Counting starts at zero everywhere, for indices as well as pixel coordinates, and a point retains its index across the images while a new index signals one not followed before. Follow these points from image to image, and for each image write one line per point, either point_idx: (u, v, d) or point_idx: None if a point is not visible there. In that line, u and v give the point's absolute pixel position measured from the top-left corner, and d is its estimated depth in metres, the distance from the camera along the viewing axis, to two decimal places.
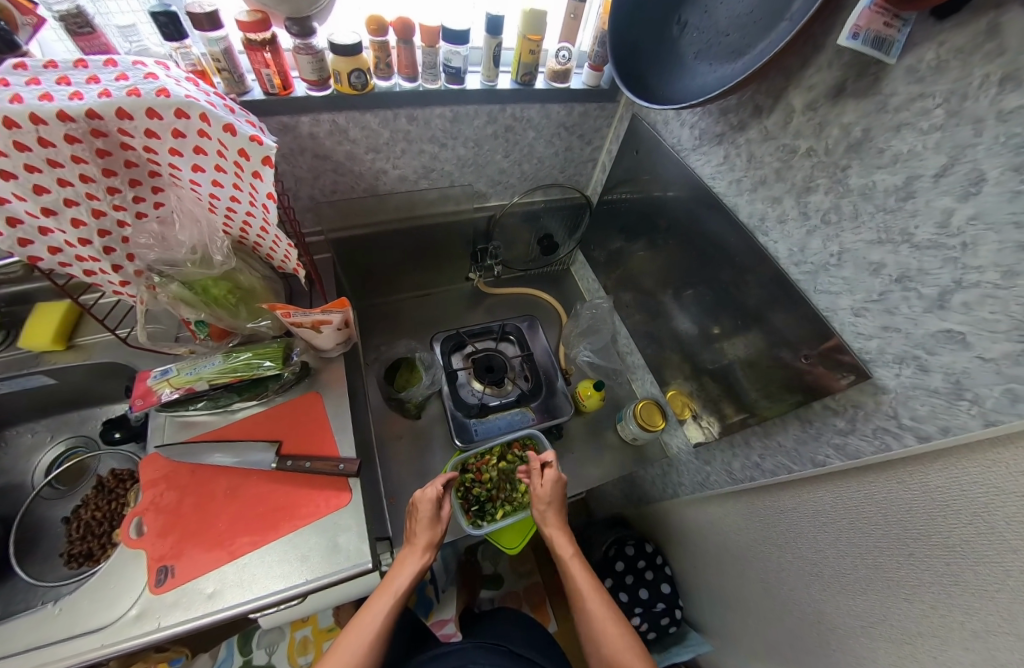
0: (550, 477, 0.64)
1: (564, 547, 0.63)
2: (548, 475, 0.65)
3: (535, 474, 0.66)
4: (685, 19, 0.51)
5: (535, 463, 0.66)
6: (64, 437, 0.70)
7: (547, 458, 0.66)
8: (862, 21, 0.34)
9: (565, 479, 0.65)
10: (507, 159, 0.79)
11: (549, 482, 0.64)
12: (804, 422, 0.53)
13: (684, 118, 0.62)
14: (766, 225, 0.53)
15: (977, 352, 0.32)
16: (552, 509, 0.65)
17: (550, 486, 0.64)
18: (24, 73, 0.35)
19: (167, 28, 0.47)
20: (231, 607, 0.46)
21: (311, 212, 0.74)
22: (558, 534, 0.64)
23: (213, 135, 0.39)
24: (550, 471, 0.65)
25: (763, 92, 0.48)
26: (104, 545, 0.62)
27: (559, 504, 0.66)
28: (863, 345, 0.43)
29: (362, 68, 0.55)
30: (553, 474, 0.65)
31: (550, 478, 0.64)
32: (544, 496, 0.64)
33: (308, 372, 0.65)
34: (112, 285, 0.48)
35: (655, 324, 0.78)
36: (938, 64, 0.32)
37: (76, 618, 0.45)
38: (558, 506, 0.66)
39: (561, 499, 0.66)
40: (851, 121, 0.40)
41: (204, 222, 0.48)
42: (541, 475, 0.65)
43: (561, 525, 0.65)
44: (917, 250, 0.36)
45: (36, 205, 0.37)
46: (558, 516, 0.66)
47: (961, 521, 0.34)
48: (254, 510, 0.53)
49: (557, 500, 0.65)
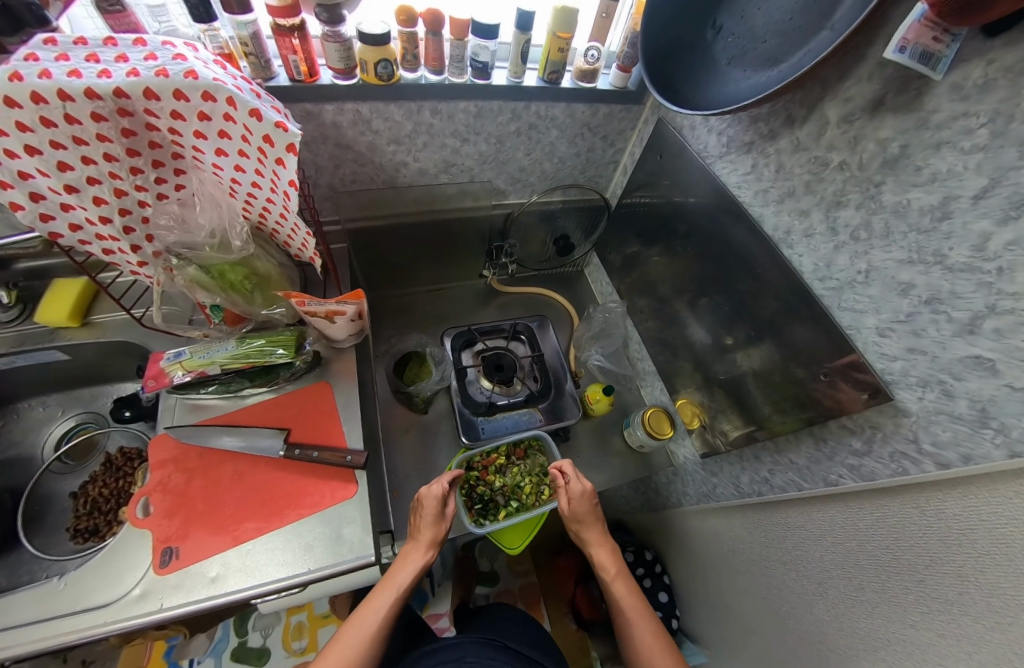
0: (578, 492, 0.62)
1: (607, 560, 0.63)
2: (579, 489, 0.63)
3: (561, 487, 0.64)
4: (720, 23, 0.50)
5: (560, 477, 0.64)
6: (74, 412, 0.71)
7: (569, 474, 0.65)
8: (911, 34, 0.33)
9: (597, 494, 0.63)
10: (528, 158, 0.78)
11: (580, 496, 0.62)
12: (817, 440, 0.52)
13: (712, 125, 0.61)
14: (792, 238, 0.52)
15: (1007, 381, 0.32)
16: (591, 522, 0.63)
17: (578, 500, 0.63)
18: (54, 48, 0.34)
19: (198, 9, 0.47)
20: (233, 592, 0.47)
21: (329, 201, 0.74)
22: (601, 546, 0.63)
23: (239, 119, 0.39)
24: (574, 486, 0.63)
25: (798, 102, 0.47)
26: (110, 522, 0.63)
27: (598, 516, 0.64)
28: (886, 366, 0.42)
29: (390, 59, 0.55)
30: (583, 490, 0.63)
31: (580, 494, 0.63)
32: (579, 511, 0.63)
33: (319, 362, 0.65)
34: (130, 266, 0.48)
35: (668, 331, 0.77)
36: (985, 82, 0.31)
37: (80, 592, 0.45)
38: (598, 519, 0.64)
39: (597, 512, 0.64)
40: (888, 136, 0.39)
41: (224, 207, 0.48)
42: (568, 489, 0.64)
43: (603, 538, 0.64)
44: (950, 272, 0.35)
45: (59, 182, 0.37)
46: (599, 528, 0.64)
47: (976, 551, 0.33)
48: (259, 496, 0.53)
49: (593, 515, 0.63)
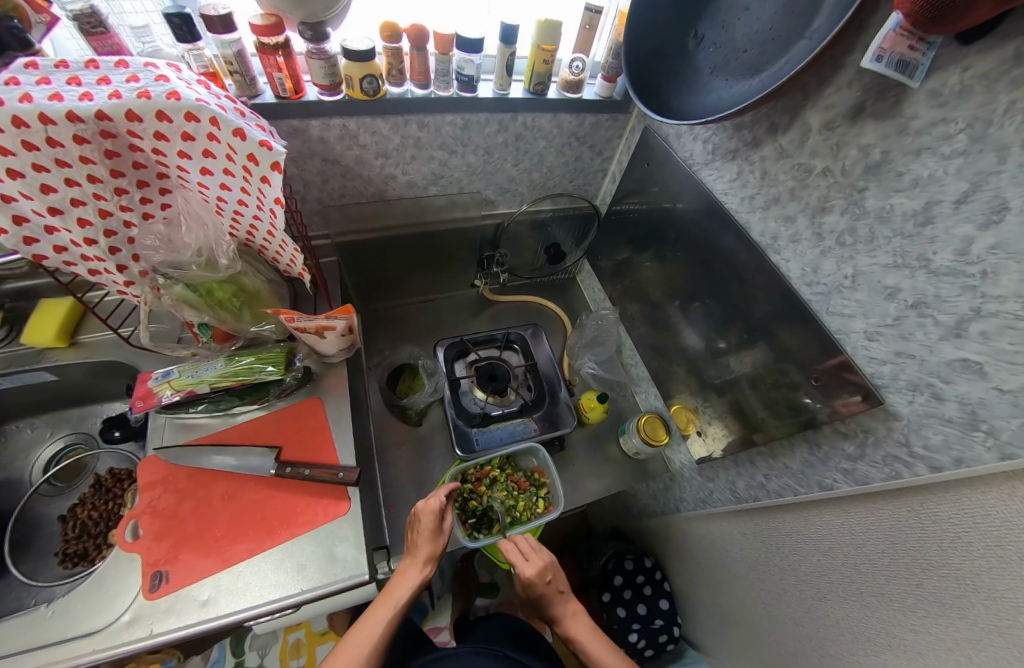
0: (531, 574, 0.59)
1: (576, 626, 0.62)
2: (531, 567, 0.60)
3: (518, 561, 0.61)
4: (701, 33, 0.51)
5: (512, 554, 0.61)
6: (64, 433, 0.70)
7: (521, 550, 0.61)
8: (887, 43, 0.34)
9: (554, 566, 0.61)
10: (517, 168, 0.79)
11: (535, 577, 0.59)
12: (811, 444, 0.52)
13: (697, 133, 0.61)
14: (779, 244, 0.52)
15: (995, 383, 0.32)
16: (551, 594, 0.61)
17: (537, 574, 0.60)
18: (35, 72, 0.34)
19: (181, 29, 0.47)
20: (225, 616, 0.46)
21: (318, 216, 0.74)
22: (567, 613, 0.62)
23: (222, 138, 0.39)
24: (527, 566, 0.59)
25: (780, 110, 0.48)
26: (99, 546, 0.62)
27: (560, 583, 0.62)
28: (875, 369, 0.42)
29: (375, 74, 0.55)
30: (539, 566, 0.60)
31: (534, 574, 0.59)
32: (538, 587, 0.60)
33: (310, 377, 0.64)
34: (116, 286, 0.47)
35: (661, 336, 0.77)
36: (962, 88, 0.31)
37: (69, 620, 0.44)
38: (559, 588, 0.62)
39: (556, 582, 0.61)
40: (870, 142, 0.39)
41: (211, 225, 0.48)
42: (524, 564, 0.60)
43: (566, 604, 0.63)
44: (935, 276, 0.35)
45: (43, 204, 0.37)
46: (561, 596, 0.62)
47: (972, 554, 0.33)
48: (251, 516, 0.52)
49: (553, 588, 0.61)
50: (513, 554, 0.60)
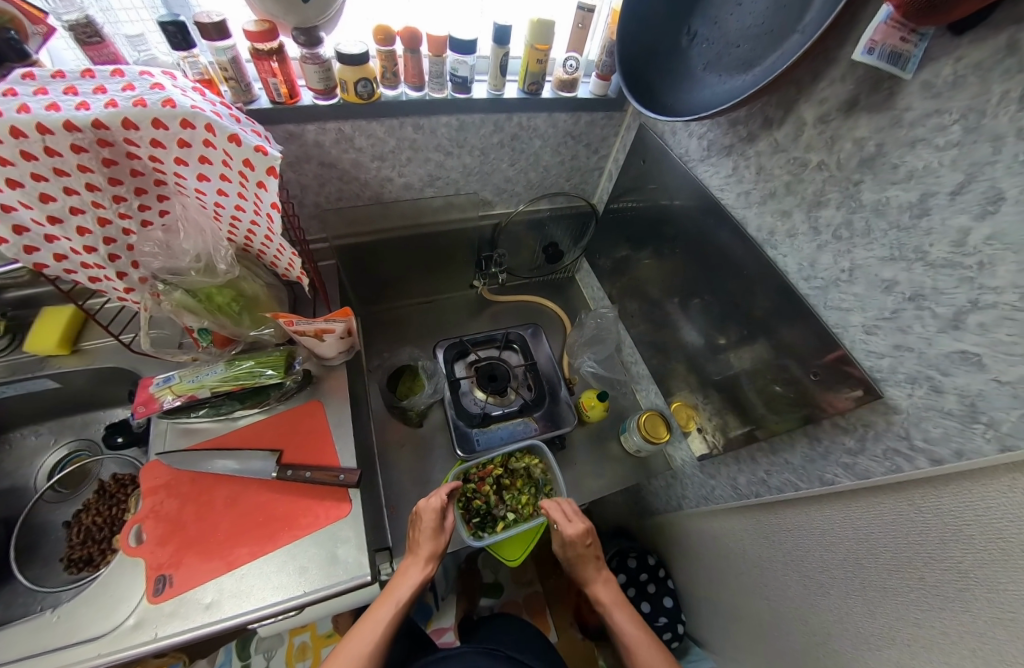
0: (574, 534, 0.61)
1: (606, 592, 0.63)
2: (575, 528, 0.62)
3: (563, 521, 0.62)
4: (694, 29, 0.51)
5: (558, 513, 0.63)
6: (68, 440, 0.70)
7: (567, 511, 0.63)
8: (877, 36, 0.34)
9: (594, 531, 0.62)
10: (513, 168, 0.79)
11: (577, 537, 0.60)
12: (811, 439, 0.52)
13: (692, 129, 0.61)
14: (775, 239, 0.52)
15: (993, 374, 0.31)
16: (587, 557, 0.63)
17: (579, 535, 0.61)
18: (32, 82, 0.35)
19: (176, 37, 0.47)
20: (230, 618, 0.46)
21: (316, 219, 0.75)
22: (598, 578, 0.64)
23: (218, 145, 0.39)
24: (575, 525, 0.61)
25: (774, 104, 0.48)
26: (104, 551, 0.62)
27: (596, 549, 0.64)
28: (874, 363, 0.42)
29: (369, 78, 0.55)
30: (581, 529, 0.61)
31: (578, 534, 0.61)
32: (577, 548, 0.62)
33: (310, 380, 0.64)
34: (116, 292, 0.48)
35: (660, 334, 0.77)
36: (955, 79, 0.31)
37: (75, 625, 0.44)
38: (595, 553, 0.63)
39: (593, 546, 0.63)
40: (864, 135, 0.39)
41: (208, 232, 0.48)
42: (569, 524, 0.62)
43: (598, 570, 0.64)
44: (932, 268, 0.35)
45: (42, 213, 0.37)
46: (595, 561, 0.64)
47: (974, 547, 0.33)
48: (253, 519, 0.53)
49: (590, 551, 0.62)
50: (556, 514, 0.62)
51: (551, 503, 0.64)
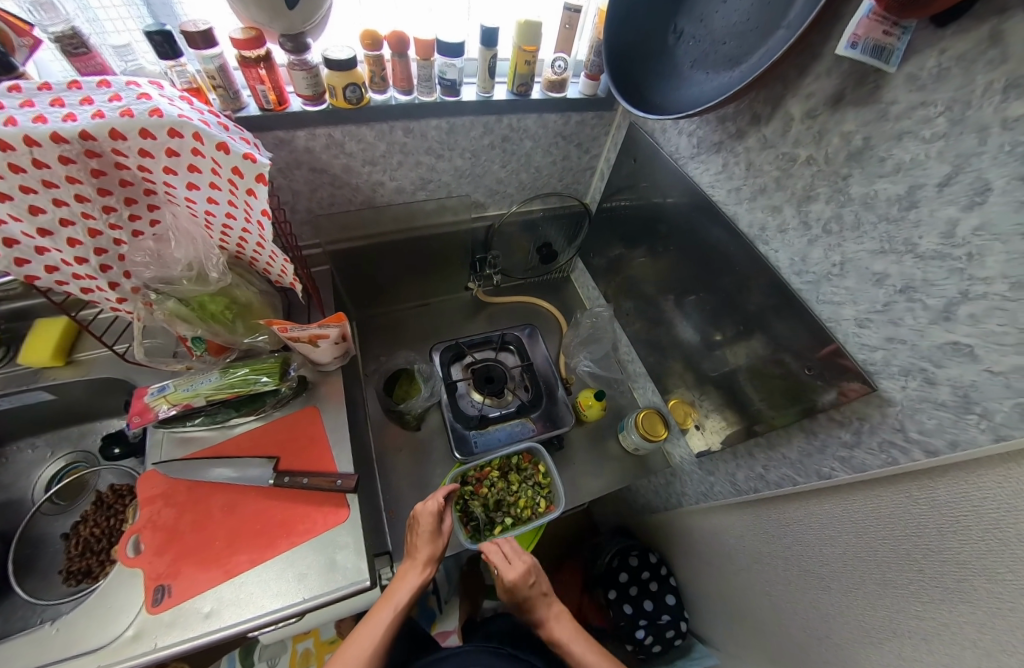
0: (516, 577, 0.59)
1: (560, 628, 0.62)
2: (514, 572, 0.60)
3: (503, 564, 0.61)
4: (681, 28, 0.51)
5: (495, 557, 0.61)
6: (64, 452, 0.70)
7: (504, 553, 0.62)
8: (860, 30, 0.34)
9: (535, 568, 0.61)
10: (504, 169, 0.79)
11: (519, 580, 0.59)
12: (807, 433, 0.52)
13: (681, 127, 0.61)
14: (767, 234, 0.52)
15: (986, 365, 0.31)
16: (535, 596, 0.62)
17: (519, 579, 0.60)
18: (18, 95, 0.35)
19: (163, 46, 0.47)
20: (229, 626, 0.46)
21: (308, 226, 0.75)
22: (550, 615, 0.63)
23: (206, 153, 0.39)
24: (514, 568, 0.60)
25: (762, 100, 0.48)
26: (103, 562, 0.62)
27: (542, 585, 0.63)
28: (868, 356, 0.42)
29: (357, 82, 0.55)
30: (521, 570, 0.60)
31: (518, 577, 0.59)
32: (521, 590, 0.61)
33: (306, 386, 0.65)
34: (109, 303, 0.47)
35: (656, 332, 0.77)
36: (940, 71, 0.31)
37: (71, 637, 0.44)
38: (542, 590, 0.63)
39: (539, 584, 0.62)
40: (851, 129, 0.39)
41: (200, 240, 0.49)
42: (508, 567, 0.61)
43: (549, 606, 0.64)
44: (922, 260, 0.35)
45: (32, 226, 0.37)
46: (544, 598, 0.63)
47: (972, 538, 0.33)
48: (251, 527, 0.52)
49: (536, 590, 0.61)
50: (495, 557, 0.60)
51: (487, 549, 0.62)
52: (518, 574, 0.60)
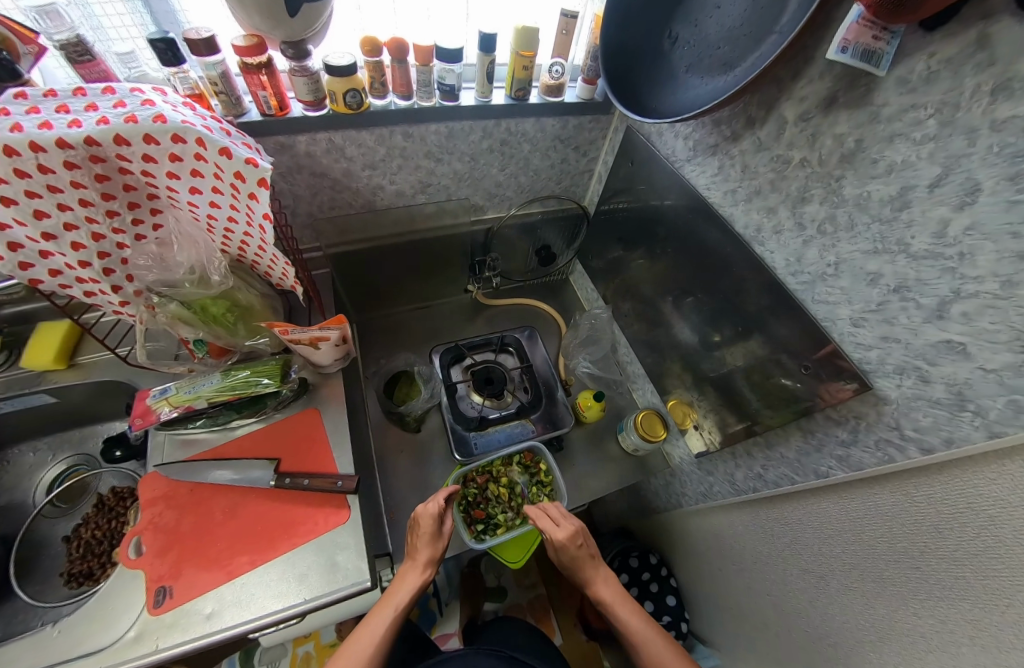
0: (564, 539, 0.59)
1: (606, 591, 0.61)
2: (564, 531, 0.60)
3: (551, 525, 0.61)
4: (675, 33, 0.52)
5: (542, 516, 0.62)
6: (65, 455, 0.70)
7: (552, 515, 0.63)
8: (850, 35, 0.35)
9: (584, 530, 0.61)
10: (503, 173, 0.80)
11: (568, 540, 0.59)
12: (805, 432, 0.52)
13: (677, 129, 0.62)
14: (762, 236, 0.52)
15: (979, 362, 0.32)
16: (583, 558, 0.61)
17: (567, 539, 0.60)
18: (24, 102, 0.35)
19: (166, 54, 0.48)
20: (230, 628, 0.46)
21: (309, 229, 0.75)
22: (597, 577, 0.62)
23: (209, 158, 0.40)
24: (563, 530, 0.60)
25: (756, 103, 0.48)
26: (104, 565, 0.63)
27: (590, 548, 0.63)
28: (863, 355, 0.42)
29: (357, 88, 0.56)
30: (570, 531, 0.60)
31: (567, 538, 0.60)
32: (569, 552, 0.60)
33: (307, 388, 0.65)
34: (112, 306, 0.48)
35: (655, 333, 0.77)
36: (929, 74, 0.32)
37: (74, 639, 0.44)
38: (589, 553, 0.62)
39: (587, 547, 0.62)
40: (844, 131, 0.40)
41: (202, 243, 0.49)
42: (556, 527, 0.61)
43: (597, 569, 0.62)
44: (915, 260, 0.36)
45: (37, 230, 0.37)
46: (592, 561, 0.62)
47: (968, 534, 0.34)
48: (252, 529, 0.53)
49: (584, 553, 0.61)
50: (544, 520, 0.62)
51: (536, 510, 0.64)
52: (568, 534, 0.60)
